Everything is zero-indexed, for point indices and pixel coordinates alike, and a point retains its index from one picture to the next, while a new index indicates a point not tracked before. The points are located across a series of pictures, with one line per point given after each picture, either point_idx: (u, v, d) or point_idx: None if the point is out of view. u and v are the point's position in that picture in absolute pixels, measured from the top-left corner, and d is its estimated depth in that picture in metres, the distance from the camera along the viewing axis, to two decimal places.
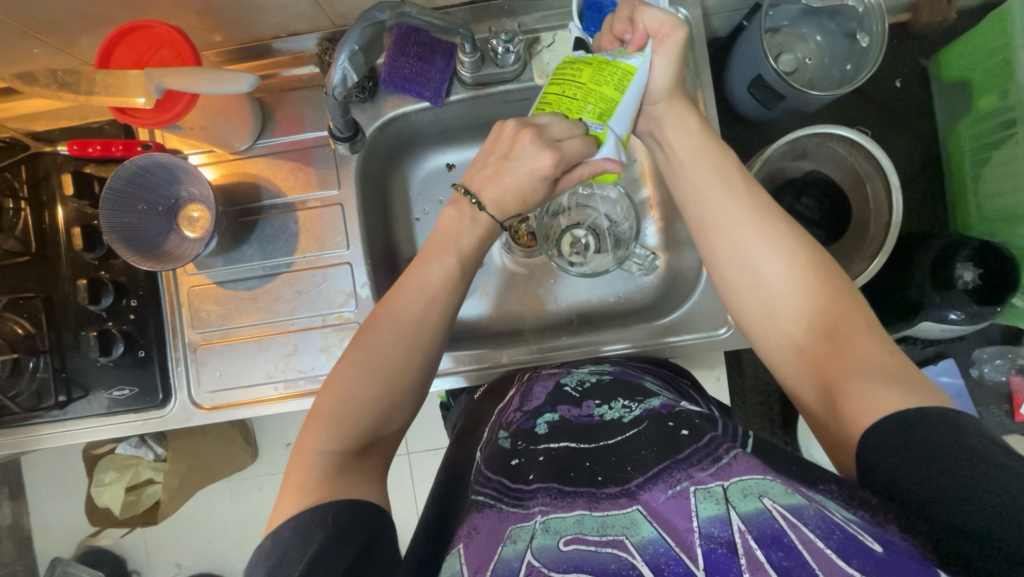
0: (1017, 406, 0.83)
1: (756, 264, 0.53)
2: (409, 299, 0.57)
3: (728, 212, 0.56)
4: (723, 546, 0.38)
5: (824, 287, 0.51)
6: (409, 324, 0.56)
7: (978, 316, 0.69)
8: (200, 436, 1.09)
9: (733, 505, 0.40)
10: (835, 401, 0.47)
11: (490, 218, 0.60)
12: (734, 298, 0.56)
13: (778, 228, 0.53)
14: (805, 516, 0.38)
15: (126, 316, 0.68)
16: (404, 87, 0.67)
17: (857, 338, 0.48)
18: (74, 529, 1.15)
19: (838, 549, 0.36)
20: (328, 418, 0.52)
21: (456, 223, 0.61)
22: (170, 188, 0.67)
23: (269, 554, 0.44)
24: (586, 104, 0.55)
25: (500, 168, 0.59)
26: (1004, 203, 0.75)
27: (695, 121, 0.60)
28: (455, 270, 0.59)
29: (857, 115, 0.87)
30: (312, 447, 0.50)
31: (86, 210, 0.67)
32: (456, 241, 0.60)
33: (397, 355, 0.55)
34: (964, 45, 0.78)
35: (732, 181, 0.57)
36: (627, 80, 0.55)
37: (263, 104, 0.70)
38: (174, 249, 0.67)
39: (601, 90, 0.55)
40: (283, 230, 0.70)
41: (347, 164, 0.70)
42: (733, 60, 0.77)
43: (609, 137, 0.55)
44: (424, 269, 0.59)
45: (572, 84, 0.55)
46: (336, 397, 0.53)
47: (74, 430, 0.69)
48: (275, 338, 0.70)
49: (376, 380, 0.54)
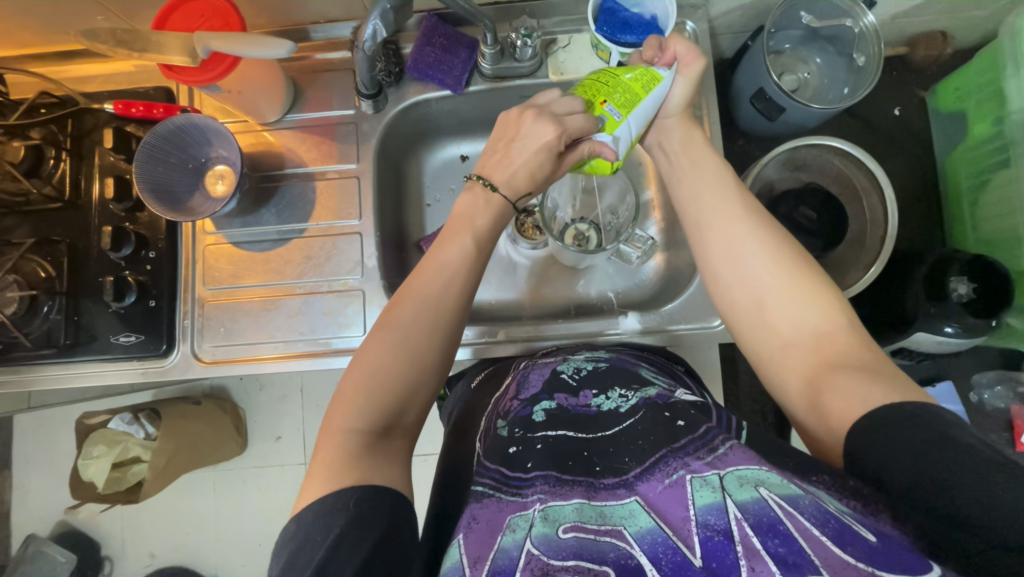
0: (1017, 435, 0.80)
1: (746, 265, 0.54)
2: (426, 278, 0.57)
3: (724, 216, 0.57)
4: (719, 534, 0.38)
5: (813, 290, 0.51)
6: (424, 310, 0.55)
7: (973, 329, 0.70)
8: (191, 419, 1.08)
9: (729, 493, 0.40)
10: (818, 400, 0.46)
11: (502, 198, 0.61)
12: (725, 299, 0.56)
13: (769, 232, 0.55)
14: (801, 505, 0.38)
15: (143, 266, 0.71)
16: (427, 74, 0.72)
17: (841, 339, 0.49)
18: (58, 501, 1.14)
19: (833, 537, 0.36)
20: (356, 395, 0.50)
21: (469, 207, 0.62)
22: (201, 149, 0.72)
23: (293, 538, 0.43)
24: (614, 92, 0.58)
25: (504, 151, 0.62)
26: (1001, 225, 0.76)
27: (699, 136, 0.64)
28: (472, 250, 0.59)
29: (856, 139, 0.91)
30: (340, 427, 0.49)
31: (120, 164, 0.71)
32: (472, 223, 0.60)
33: (419, 336, 0.54)
34: (958, 79, 0.83)
35: (728, 188, 0.59)
36: (651, 82, 0.60)
37: (295, 82, 0.76)
38: (197, 206, 0.71)
39: (630, 83, 0.59)
40: (301, 197, 0.74)
41: (367, 141, 0.75)
42: (738, 76, 0.81)
43: (620, 126, 0.58)
44: (443, 248, 0.59)
45: (605, 76, 0.60)
46: (364, 377, 0.51)
47: (77, 374, 0.71)
48: (282, 300, 0.72)
49: (400, 355, 0.52)
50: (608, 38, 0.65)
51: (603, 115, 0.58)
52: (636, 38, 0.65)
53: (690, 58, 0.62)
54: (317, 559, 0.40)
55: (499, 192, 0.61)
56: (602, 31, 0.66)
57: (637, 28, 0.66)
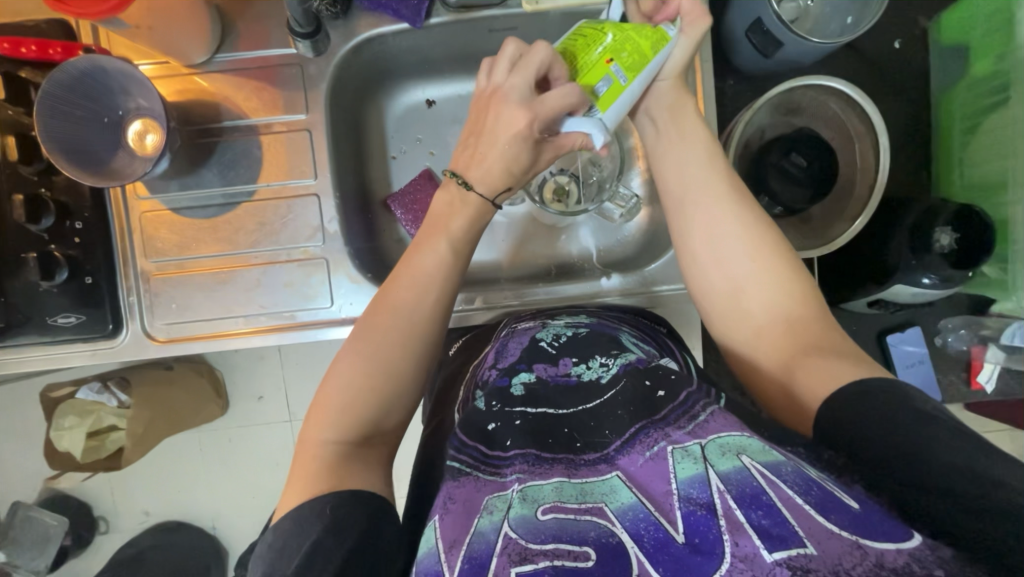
0: (975, 375, 0.86)
1: (727, 249, 0.51)
2: (401, 289, 0.53)
3: (706, 193, 0.53)
4: (701, 508, 0.37)
5: (791, 277, 0.49)
6: (401, 318, 0.52)
7: (949, 281, 0.70)
8: (166, 384, 1.05)
9: (711, 464, 0.39)
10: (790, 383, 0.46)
11: (479, 198, 0.56)
12: (699, 276, 0.53)
13: (753, 211, 0.52)
14: (784, 474, 0.37)
15: (71, 240, 0.63)
16: (381, 3, 0.63)
17: (812, 326, 0.47)
18: (32, 474, 1.11)
19: (816, 505, 0.36)
20: (331, 407, 0.48)
21: (446, 206, 0.57)
22: (114, 99, 0.62)
23: (269, 549, 0.42)
24: (622, 51, 0.51)
25: (477, 144, 0.56)
26: (989, 171, 0.74)
27: (690, 104, 0.57)
28: (450, 256, 0.55)
29: (852, 76, 0.85)
30: (316, 438, 0.47)
31: (23, 120, 0.60)
32: (447, 226, 0.56)
33: (400, 348, 0.51)
34: (967, 6, 0.76)
35: (710, 162, 0.54)
36: (659, 42, 0.53)
37: (222, 13, 0.64)
38: (122, 167, 0.62)
39: (637, 41, 0.52)
40: (245, 154, 0.66)
41: (316, 87, 0.65)
42: (733, 5, 0.72)
43: (623, 92, 0.52)
44: (421, 256, 0.55)
45: (608, 29, 0.52)
46: (338, 389, 0.49)
47: (18, 358, 0.65)
48: (237, 272, 0.66)
49: (377, 368, 0.50)
50: None
51: (609, 76, 0.51)
52: None
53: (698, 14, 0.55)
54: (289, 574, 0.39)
55: (473, 189, 0.56)
56: None
57: None
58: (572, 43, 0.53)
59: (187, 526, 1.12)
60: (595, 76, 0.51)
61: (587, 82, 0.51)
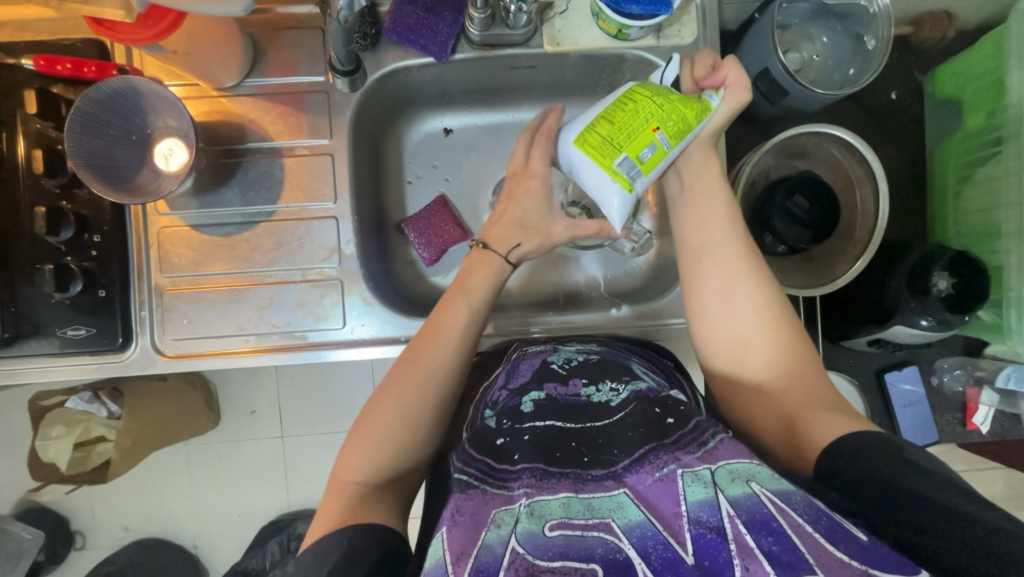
0: (970, 416, 0.87)
1: (739, 305, 0.53)
2: (429, 343, 0.54)
3: (723, 251, 0.55)
4: (712, 531, 0.38)
5: (792, 337, 0.51)
6: (439, 360, 0.54)
7: (947, 324, 0.72)
8: (159, 396, 1.02)
9: (721, 488, 0.40)
10: (794, 434, 0.47)
11: (498, 257, 0.61)
12: (709, 330, 0.54)
13: (769, 277, 0.54)
14: (793, 502, 0.39)
15: (88, 252, 0.63)
16: (408, 39, 0.65)
17: (811, 382, 0.49)
18: (15, 485, 1.08)
19: (825, 533, 0.37)
20: (367, 445, 0.49)
21: (463, 268, 0.61)
22: (145, 119, 0.63)
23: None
24: (668, 120, 0.53)
25: (505, 209, 0.63)
26: (983, 219, 0.77)
27: (716, 166, 0.59)
28: (475, 309, 0.58)
29: (851, 123, 0.89)
30: (345, 479, 0.48)
31: (50, 133, 0.61)
32: (465, 283, 0.59)
33: (430, 401, 0.52)
34: (960, 64, 0.81)
35: (728, 221, 0.56)
36: (699, 114, 0.55)
37: (254, 40, 0.66)
38: (147, 183, 0.63)
39: (681, 113, 0.54)
40: (267, 175, 0.67)
41: (341, 114, 0.67)
42: (741, 53, 0.76)
43: (663, 159, 0.53)
44: (441, 316, 0.56)
45: (656, 98, 0.53)
46: (370, 439, 0.50)
47: (22, 369, 0.65)
48: (250, 289, 0.66)
49: (407, 419, 0.51)
50: (611, 8, 0.60)
51: (654, 143, 0.52)
52: (643, 9, 0.59)
53: (742, 83, 0.57)
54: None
55: (491, 249, 0.62)
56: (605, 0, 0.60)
57: None
58: (625, 103, 0.53)
59: (172, 545, 1.09)
60: (642, 142, 0.51)
61: (634, 149, 0.51)
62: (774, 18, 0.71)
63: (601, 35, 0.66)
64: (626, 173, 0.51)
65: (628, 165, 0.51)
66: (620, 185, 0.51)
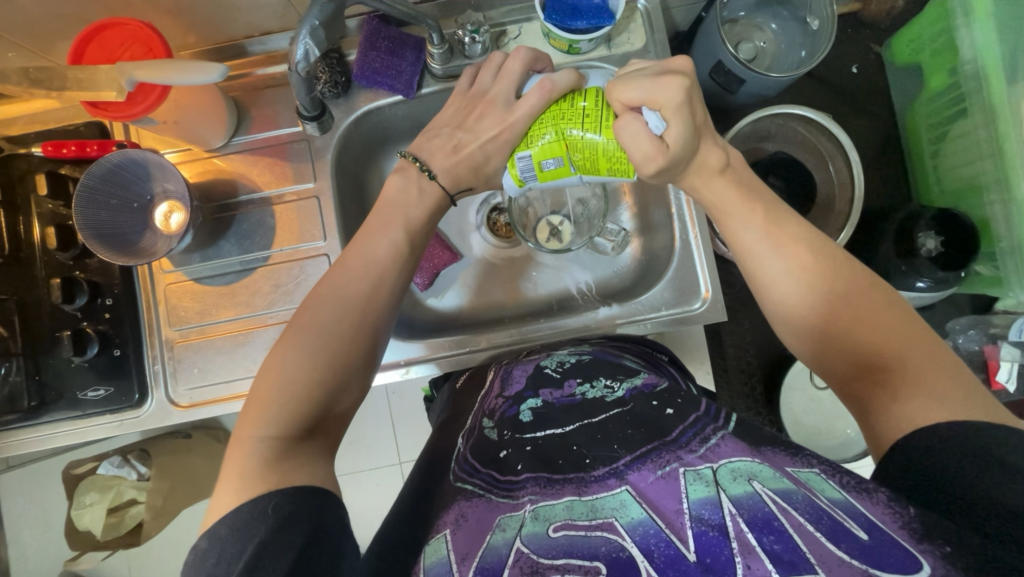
0: (993, 374, 0.80)
1: (792, 303, 0.51)
2: (358, 258, 0.60)
3: (768, 267, 0.52)
4: (714, 529, 0.36)
5: (893, 322, 0.47)
6: (367, 282, 0.59)
7: (944, 282, 0.74)
8: (186, 453, 1.06)
9: (723, 488, 0.39)
10: (880, 424, 0.44)
11: (437, 187, 0.66)
12: (788, 332, 0.53)
13: (803, 256, 0.51)
14: (794, 501, 0.36)
15: (102, 315, 0.68)
16: (376, 81, 0.68)
17: (929, 370, 0.43)
18: (50, 557, 1.08)
19: (827, 533, 0.34)
20: (267, 404, 0.51)
21: (402, 191, 0.65)
22: (144, 185, 0.68)
23: (205, 558, 0.42)
24: (574, 154, 0.56)
25: (451, 133, 0.67)
26: (962, 173, 0.77)
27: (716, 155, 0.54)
28: (403, 242, 0.62)
29: (816, 100, 0.91)
30: (251, 436, 0.49)
31: (61, 211, 0.67)
32: (405, 214, 0.64)
33: (351, 312, 0.57)
34: (910, 31, 0.83)
35: (755, 215, 0.54)
36: (617, 170, 0.55)
37: (238, 102, 0.72)
38: (150, 245, 0.68)
39: (599, 154, 0.54)
40: (260, 224, 0.71)
41: (322, 157, 0.71)
42: (694, 51, 0.80)
43: (563, 178, 0.59)
44: (375, 240, 0.61)
45: (579, 128, 0.55)
46: (279, 376, 0.52)
47: (50, 435, 0.68)
48: (254, 332, 0.70)
49: (326, 337, 0.55)
50: (559, 27, 0.64)
51: (559, 161, 0.57)
52: (589, 23, 0.64)
53: (651, 164, 0.51)
54: (238, 571, 0.40)
55: (437, 181, 0.66)
56: (552, 20, 0.64)
57: (587, 13, 0.64)
58: (562, 111, 0.56)
59: None
60: (548, 155, 0.57)
61: (539, 156, 0.58)
62: (719, 14, 0.74)
63: (554, 52, 0.70)
64: (522, 168, 0.60)
65: (526, 165, 0.59)
66: (515, 175, 0.61)
